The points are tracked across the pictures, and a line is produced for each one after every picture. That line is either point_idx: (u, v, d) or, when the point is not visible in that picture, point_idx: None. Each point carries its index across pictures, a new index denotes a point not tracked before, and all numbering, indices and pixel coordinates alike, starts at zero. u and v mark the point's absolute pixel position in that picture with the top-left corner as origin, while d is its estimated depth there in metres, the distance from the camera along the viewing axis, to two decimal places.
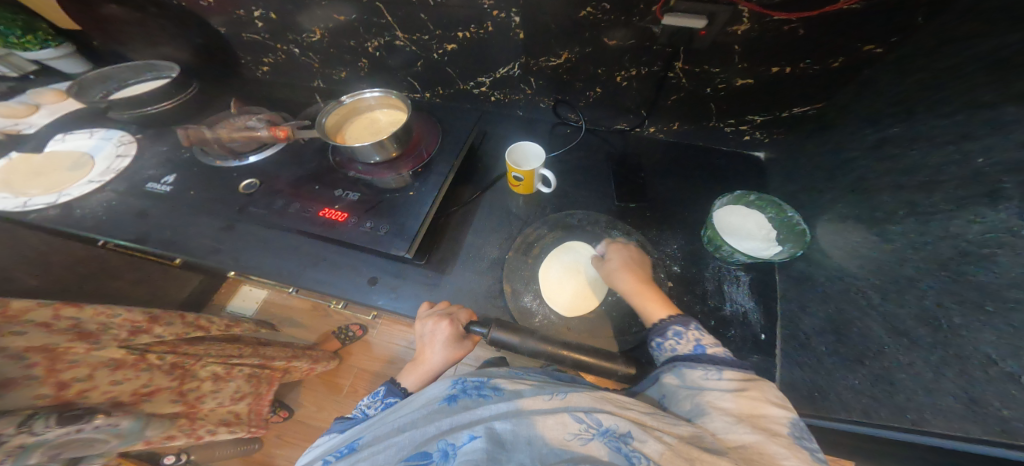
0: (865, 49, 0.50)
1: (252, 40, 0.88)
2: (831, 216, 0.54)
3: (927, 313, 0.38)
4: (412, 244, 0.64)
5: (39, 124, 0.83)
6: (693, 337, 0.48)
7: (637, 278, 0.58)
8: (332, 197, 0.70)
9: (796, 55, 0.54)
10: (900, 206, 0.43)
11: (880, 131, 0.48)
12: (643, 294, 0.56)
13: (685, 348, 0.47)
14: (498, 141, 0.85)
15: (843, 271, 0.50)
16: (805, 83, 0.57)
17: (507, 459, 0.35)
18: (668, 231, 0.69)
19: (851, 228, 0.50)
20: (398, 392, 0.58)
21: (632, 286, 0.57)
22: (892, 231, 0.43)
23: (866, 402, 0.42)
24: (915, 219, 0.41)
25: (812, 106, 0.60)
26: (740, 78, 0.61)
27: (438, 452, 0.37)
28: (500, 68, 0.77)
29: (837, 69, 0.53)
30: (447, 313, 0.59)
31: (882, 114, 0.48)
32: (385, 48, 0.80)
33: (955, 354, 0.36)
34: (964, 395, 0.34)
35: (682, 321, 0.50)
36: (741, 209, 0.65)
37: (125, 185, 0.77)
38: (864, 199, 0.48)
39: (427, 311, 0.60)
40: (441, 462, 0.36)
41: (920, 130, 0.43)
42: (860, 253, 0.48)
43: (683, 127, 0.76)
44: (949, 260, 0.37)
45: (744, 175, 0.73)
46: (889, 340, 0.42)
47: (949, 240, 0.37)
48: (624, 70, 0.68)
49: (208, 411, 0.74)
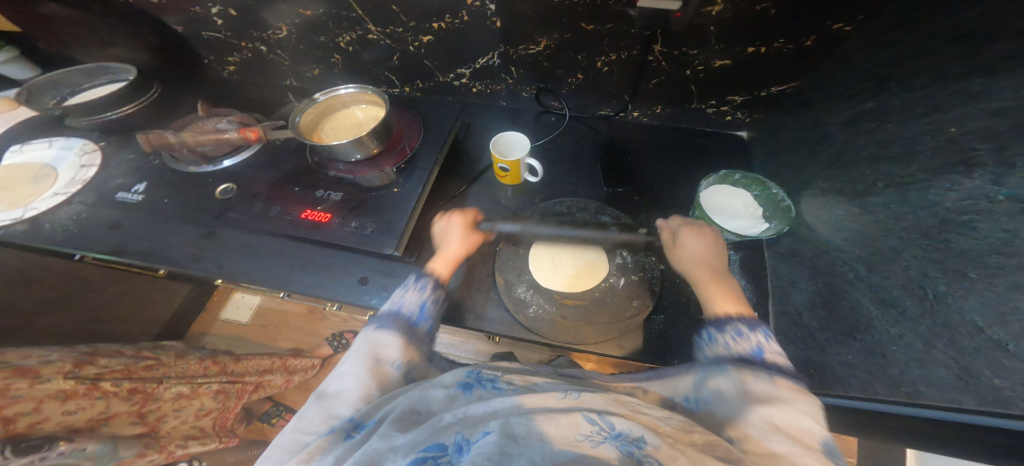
0: (835, 27, 0.49)
1: (212, 39, 0.85)
2: (815, 191, 0.55)
3: (913, 284, 0.39)
4: (399, 241, 0.63)
5: None
6: (756, 339, 0.45)
7: (708, 266, 0.56)
8: (314, 198, 0.68)
9: (772, 33, 0.54)
10: (882, 178, 0.43)
11: (858, 105, 0.48)
12: (711, 283, 0.54)
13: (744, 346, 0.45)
14: (481, 133, 0.83)
15: (829, 245, 0.51)
16: (782, 62, 0.57)
17: (518, 453, 0.33)
18: (656, 214, 0.69)
19: (835, 202, 0.51)
20: (428, 277, 0.57)
21: (702, 273, 0.55)
22: (875, 203, 0.44)
23: (862, 374, 0.44)
24: (896, 190, 0.41)
25: (789, 84, 0.60)
26: (718, 60, 0.61)
27: (453, 445, 0.36)
28: (478, 59, 0.75)
29: (812, 46, 0.53)
30: (454, 213, 0.67)
31: (857, 88, 0.48)
32: (357, 43, 0.78)
33: (943, 323, 0.36)
34: (955, 365, 0.35)
35: (751, 322, 0.47)
36: (727, 189, 0.65)
37: (92, 196, 0.73)
38: (845, 173, 0.49)
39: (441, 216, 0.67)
40: (454, 455, 0.35)
41: (896, 103, 0.43)
42: (845, 226, 0.48)
43: (667, 110, 0.75)
44: (931, 230, 0.38)
45: (730, 155, 0.73)
46: (879, 313, 0.43)
47: (930, 210, 0.38)
48: (603, 56, 0.67)
49: (170, 429, 0.90)
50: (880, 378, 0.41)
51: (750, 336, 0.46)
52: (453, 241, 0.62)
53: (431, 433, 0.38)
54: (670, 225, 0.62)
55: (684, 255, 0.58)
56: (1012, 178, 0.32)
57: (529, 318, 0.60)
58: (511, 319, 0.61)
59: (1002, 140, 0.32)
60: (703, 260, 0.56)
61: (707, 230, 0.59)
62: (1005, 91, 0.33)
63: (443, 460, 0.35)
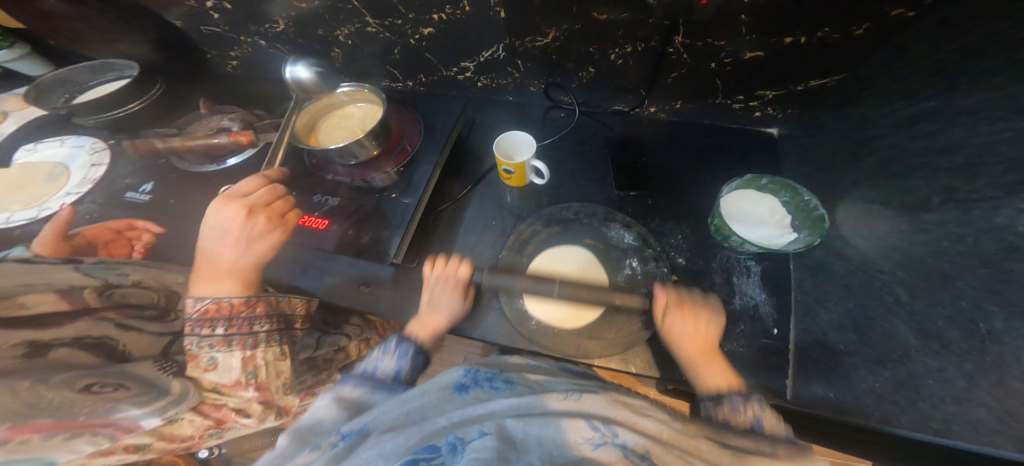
0: (892, 13, 0.42)
1: (213, 33, 0.83)
2: (852, 201, 0.50)
3: (963, 315, 0.34)
4: (398, 249, 0.60)
5: (5, 134, 0.79)
6: (752, 409, 0.43)
7: (697, 346, 0.51)
8: (312, 203, 0.64)
9: (814, 22, 0.48)
10: (935, 191, 0.38)
11: (912, 104, 0.43)
12: (701, 360, 0.50)
13: None
14: (487, 128, 0.80)
15: (866, 261, 0.46)
16: (823, 53, 0.51)
17: (516, 456, 0.32)
18: (672, 219, 0.64)
19: (875, 215, 0.45)
20: (410, 343, 0.55)
21: (691, 353, 0.50)
22: (926, 220, 0.39)
23: (887, 405, 0.39)
24: (953, 207, 0.36)
25: (830, 78, 0.54)
26: (749, 51, 0.55)
27: (447, 445, 0.35)
28: (484, 51, 0.71)
29: (863, 35, 0.46)
30: (447, 276, 0.61)
31: (914, 85, 0.42)
32: (357, 36, 0.75)
33: (994, 362, 0.32)
34: (1000, 408, 0.31)
35: (744, 395, 0.45)
36: (752, 193, 0.60)
37: (102, 196, 0.73)
38: (890, 183, 0.44)
39: (427, 276, 0.61)
40: (449, 456, 0.33)
41: (958, 107, 0.37)
42: (886, 243, 0.43)
43: (687, 105, 0.70)
44: (994, 257, 0.33)
45: (754, 155, 0.67)
46: (917, 343, 0.38)
47: (994, 234, 0.33)
48: (618, 47, 0.62)
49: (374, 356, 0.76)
50: (910, 412, 0.37)
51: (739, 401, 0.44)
52: (447, 306, 0.58)
53: (425, 437, 0.36)
54: (663, 297, 0.56)
55: (666, 332, 0.53)
56: None
57: (533, 330, 0.58)
58: (514, 332, 0.58)
59: None
60: (689, 337, 0.51)
61: (705, 307, 0.54)
62: None
63: (436, 461, 0.33)
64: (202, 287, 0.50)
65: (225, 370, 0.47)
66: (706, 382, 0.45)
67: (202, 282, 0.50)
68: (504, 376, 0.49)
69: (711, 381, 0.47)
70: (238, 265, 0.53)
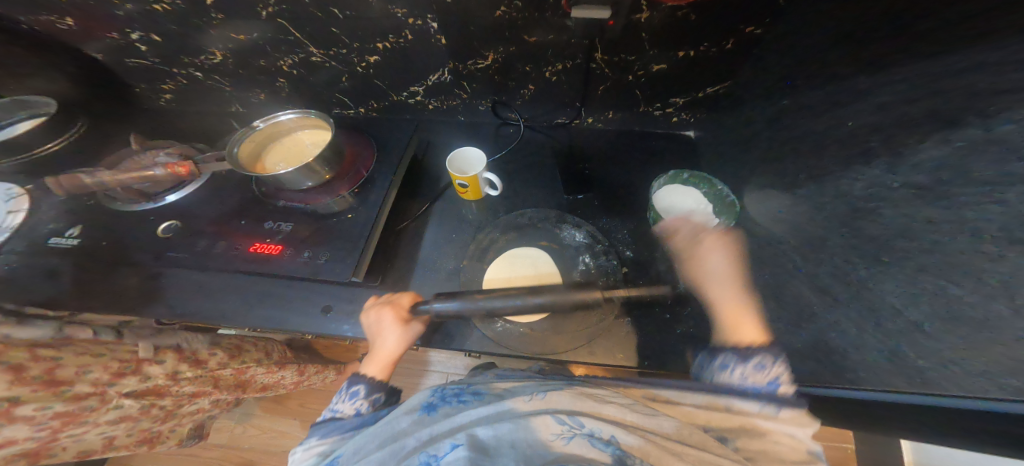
0: (746, 30, 0.54)
1: (139, 65, 0.82)
2: (753, 187, 0.58)
3: (840, 270, 0.41)
4: (358, 267, 0.60)
5: None
6: (773, 374, 0.44)
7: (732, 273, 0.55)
8: (265, 230, 0.64)
9: (698, 37, 0.57)
10: (802, 171, 0.47)
11: (775, 103, 0.52)
12: (739, 319, 0.51)
13: (757, 387, 0.45)
14: (439, 147, 0.83)
15: (769, 236, 0.53)
16: (713, 64, 0.61)
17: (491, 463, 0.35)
18: (615, 217, 0.70)
19: (770, 196, 0.53)
20: (359, 380, 0.55)
21: (733, 294, 0.53)
22: (801, 195, 0.47)
23: (805, 359, 0.44)
24: (815, 182, 0.45)
25: (720, 85, 0.64)
26: (656, 64, 0.64)
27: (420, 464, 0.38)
28: (430, 76, 0.76)
29: (732, 48, 0.57)
30: (388, 299, 0.59)
31: (773, 86, 0.52)
32: (302, 66, 0.77)
33: (868, 307, 0.38)
34: (886, 347, 0.36)
35: (767, 353, 0.46)
36: (678, 187, 0.68)
37: (22, 244, 0.67)
38: (774, 168, 0.52)
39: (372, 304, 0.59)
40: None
41: (804, 102, 0.47)
42: (780, 219, 0.51)
43: (618, 115, 0.78)
44: (847, 217, 0.40)
45: (678, 156, 0.76)
46: (816, 300, 0.44)
47: (844, 199, 0.41)
48: (551, 66, 0.69)
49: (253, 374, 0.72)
50: (823, 361, 0.42)
51: (772, 369, 0.45)
52: (387, 337, 0.55)
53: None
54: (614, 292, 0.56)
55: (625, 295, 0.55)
56: (904, 166, 0.35)
57: (499, 333, 0.60)
58: (482, 337, 0.60)
59: (890, 132, 0.36)
60: (727, 271, 0.55)
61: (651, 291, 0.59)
62: (886, 91, 0.36)
63: None
64: None
65: None
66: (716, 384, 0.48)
67: None
68: (472, 388, 0.51)
69: (740, 333, 0.50)
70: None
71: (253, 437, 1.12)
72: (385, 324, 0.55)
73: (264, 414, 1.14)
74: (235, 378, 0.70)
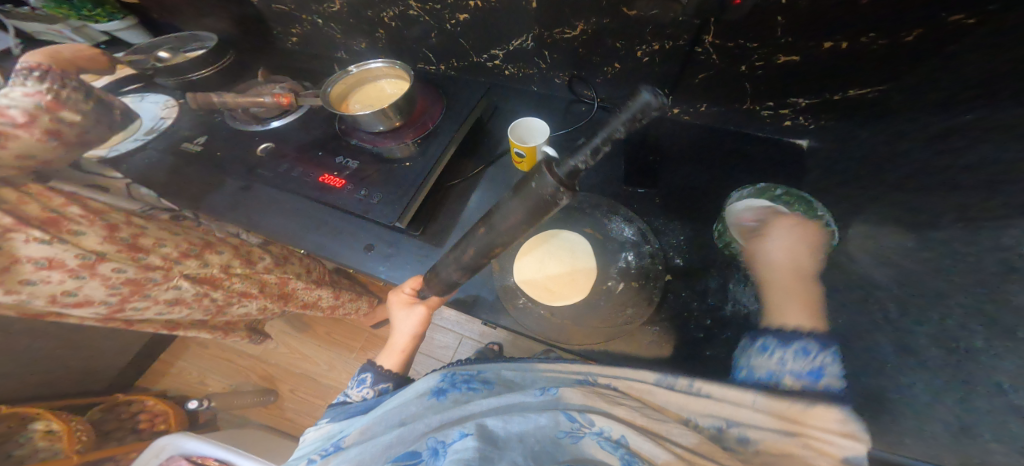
0: (946, 20, 0.40)
1: (281, 11, 0.94)
2: (866, 217, 0.46)
3: (945, 334, 0.31)
4: (403, 214, 0.63)
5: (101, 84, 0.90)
6: (815, 361, 0.40)
7: (793, 271, 0.49)
8: (336, 164, 0.70)
9: (853, 26, 0.47)
10: (947, 209, 0.35)
11: (950, 117, 0.40)
12: (789, 289, 0.48)
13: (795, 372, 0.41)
14: (507, 116, 0.82)
15: (863, 278, 0.42)
16: (862, 61, 0.50)
17: (502, 455, 0.34)
18: (676, 219, 0.63)
19: (884, 232, 0.42)
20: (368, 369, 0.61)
21: (786, 281, 0.49)
22: (932, 237, 0.35)
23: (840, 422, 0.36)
24: (960, 225, 0.33)
25: (872, 88, 0.51)
26: (783, 55, 0.55)
27: (428, 450, 0.37)
28: (513, 40, 0.74)
29: (915, 41, 0.44)
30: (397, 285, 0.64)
31: (956, 98, 0.40)
32: (401, 19, 0.82)
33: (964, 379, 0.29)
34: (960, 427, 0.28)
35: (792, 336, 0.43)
36: (763, 203, 0.57)
37: (164, 143, 0.83)
38: (908, 197, 0.40)
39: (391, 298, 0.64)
40: (430, 459, 0.36)
41: (993, 119, 0.35)
42: (888, 261, 0.39)
43: (712, 108, 0.70)
44: (989, 276, 0.29)
45: (774, 166, 0.65)
46: (895, 360, 0.35)
47: (994, 253, 0.29)
48: (645, 45, 0.64)
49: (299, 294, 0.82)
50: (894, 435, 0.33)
51: (813, 356, 0.41)
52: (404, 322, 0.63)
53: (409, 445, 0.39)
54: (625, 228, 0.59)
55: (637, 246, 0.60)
56: None
57: (518, 308, 0.59)
58: (500, 308, 0.59)
59: None
60: (784, 267, 0.50)
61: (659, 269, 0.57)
62: None
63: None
64: None
65: None
66: (761, 374, 0.43)
67: None
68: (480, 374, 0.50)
69: (794, 313, 0.45)
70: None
71: (284, 353, 1.29)
72: (397, 314, 0.64)
73: (302, 332, 1.30)
74: (279, 288, 0.77)
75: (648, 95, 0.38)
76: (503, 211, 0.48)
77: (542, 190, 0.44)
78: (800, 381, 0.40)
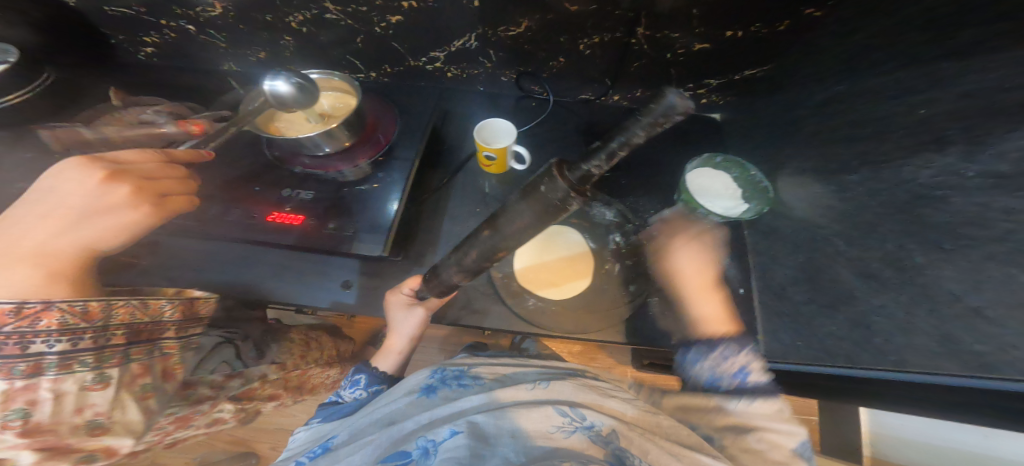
0: (807, 12, 0.51)
1: (123, 14, 0.72)
2: (792, 171, 0.58)
3: (892, 256, 0.40)
4: (387, 242, 0.57)
5: None
6: (739, 360, 0.47)
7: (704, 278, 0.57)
8: (281, 197, 0.60)
9: (752, 17, 0.55)
10: (856, 157, 0.46)
11: (830, 89, 0.51)
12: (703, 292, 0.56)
13: (728, 372, 0.47)
14: (460, 120, 0.80)
15: (806, 222, 0.53)
16: (757, 44, 0.60)
17: (491, 451, 0.34)
18: (644, 197, 0.70)
19: (810, 182, 0.54)
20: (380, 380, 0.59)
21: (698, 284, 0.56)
22: (850, 181, 0.47)
23: (829, 339, 0.46)
24: (870, 169, 0.44)
25: (760, 68, 0.64)
26: (698, 43, 0.63)
27: (418, 449, 0.36)
28: (455, 40, 0.71)
29: (787, 29, 0.55)
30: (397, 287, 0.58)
31: (830, 73, 0.51)
32: (314, 23, 0.71)
33: (923, 293, 0.36)
34: (936, 332, 0.35)
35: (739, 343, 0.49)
36: (710, 171, 0.67)
37: None
38: (822, 153, 0.52)
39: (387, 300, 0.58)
40: (421, 458, 0.35)
41: (865, 88, 0.46)
42: (821, 204, 0.51)
43: (647, 93, 0.78)
44: (906, 205, 0.39)
45: (708, 138, 0.76)
46: (859, 283, 0.43)
47: (904, 186, 0.40)
48: (586, 38, 0.67)
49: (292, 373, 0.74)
50: (864, 347, 0.41)
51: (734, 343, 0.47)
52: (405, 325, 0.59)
53: (396, 444, 0.38)
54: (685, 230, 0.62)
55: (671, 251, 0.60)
56: (981, 155, 0.33)
57: (531, 311, 0.60)
58: (512, 314, 0.60)
59: (971, 121, 0.34)
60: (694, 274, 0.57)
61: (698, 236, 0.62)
62: (971, 77, 0.34)
63: None
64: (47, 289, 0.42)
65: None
66: (705, 377, 0.49)
67: None
68: (472, 373, 0.51)
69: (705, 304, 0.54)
70: (47, 250, 0.44)
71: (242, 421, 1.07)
72: (395, 315, 0.58)
73: None
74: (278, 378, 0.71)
75: (673, 95, 0.23)
76: (510, 212, 0.37)
77: (549, 195, 0.32)
78: (733, 379, 0.46)
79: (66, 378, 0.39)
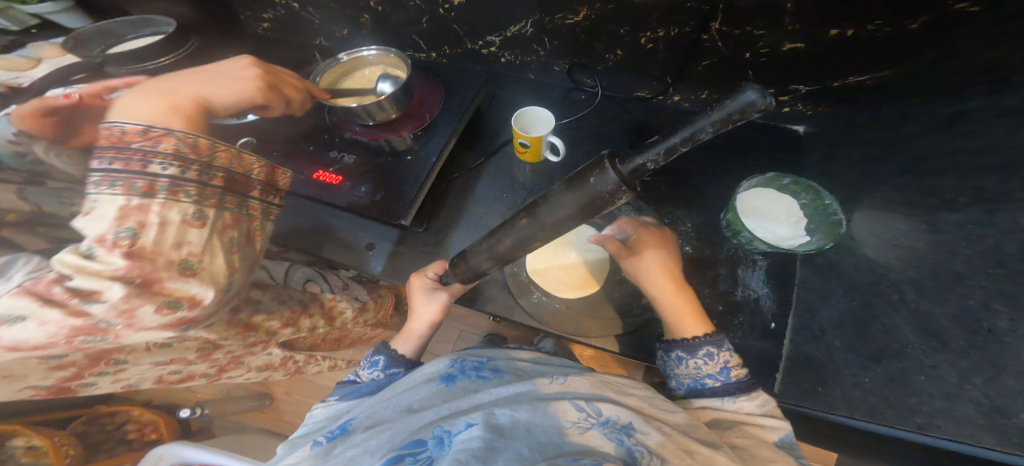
0: (957, 6, 0.40)
1: None
2: (873, 202, 0.48)
3: (968, 314, 0.33)
4: (409, 210, 0.61)
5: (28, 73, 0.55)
6: (723, 359, 0.45)
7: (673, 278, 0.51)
8: (328, 158, 0.65)
9: (862, 15, 0.46)
10: (963, 192, 0.36)
11: (957, 104, 0.40)
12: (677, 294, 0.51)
13: (711, 372, 0.45)
14: (508, 106, 0.80)
15: (876, 264, 0.44)
16: (867, 47, 0.50)
17: (505, 446, 0.31)
18: (684, 209, 0.63)
19: (892, 216, 0.44)
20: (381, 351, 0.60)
21: (667, 286, 0.51)
22: (947, 220, 0.37)
23: (861, 398, 0.39)
24: (979, 208, 0.34)
25: (874, 73, 0.52)
26: (789, 42, 0.55)
27: (432, 439, 0.34)
28: (512, 26, 0.71)
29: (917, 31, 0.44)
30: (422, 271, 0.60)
31: (962, 84, 0.40)
32: (388, 3, 0.76)
33: (994, 360, 0.30)
34: (987, 403, 0.30)
35: (716, 342, 0.46)
36: (772, 192, 0.59)
37: None
38: (915, 183, 0.42)
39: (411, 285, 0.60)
40: (436, 449, 0.33)
41: (996, 106, 0.35)
42: (899, 244, 0.42)
43: (712, 96, 0.70)
44: (1012, 257, 0.30)
45: (776, 150, 0.66)
46: (913, 339, 0.37)
47: (1015, 235, 0.30)
48: (651, 31, 0.62)
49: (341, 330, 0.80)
50: (896, 408, 0.36)
51: (717, 355, 0.46)
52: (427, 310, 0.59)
53: (410, 433, 0.36)
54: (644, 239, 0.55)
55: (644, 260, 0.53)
56: None
57: (533, 304, 0.59)
58: (514, 302, 0.59)
59: None
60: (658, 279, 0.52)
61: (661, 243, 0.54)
62: None
63: (421, 456, 0.33)
64: (129, 107, 0.44)
65: (96, 217, 0.38)
66: (688, 385, 0.47)
67: (125, 101, 0.45)
68: (491, 364, 0.48)
69: (690, 321, 0.49)
70: (177, 91, 0.48)
71: None
72: (418, 300, 0.59)
73: None
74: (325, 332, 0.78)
75: (753, 91, 0.24)
76: (551, 200, 0.35)
77: (597, 187, 0.31)
78: (716, 380, 0.45)
79: (172, 207, 0.41)
